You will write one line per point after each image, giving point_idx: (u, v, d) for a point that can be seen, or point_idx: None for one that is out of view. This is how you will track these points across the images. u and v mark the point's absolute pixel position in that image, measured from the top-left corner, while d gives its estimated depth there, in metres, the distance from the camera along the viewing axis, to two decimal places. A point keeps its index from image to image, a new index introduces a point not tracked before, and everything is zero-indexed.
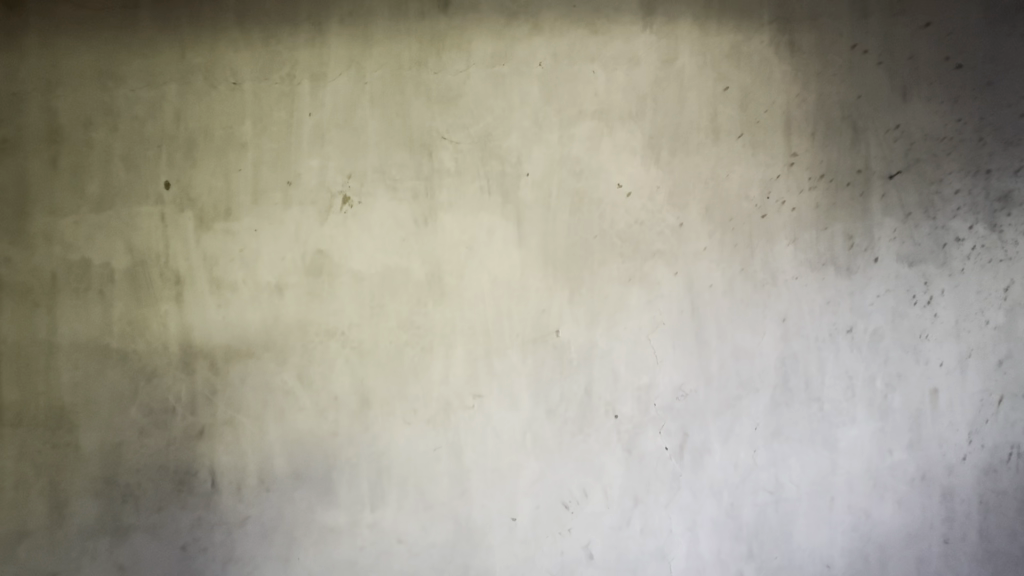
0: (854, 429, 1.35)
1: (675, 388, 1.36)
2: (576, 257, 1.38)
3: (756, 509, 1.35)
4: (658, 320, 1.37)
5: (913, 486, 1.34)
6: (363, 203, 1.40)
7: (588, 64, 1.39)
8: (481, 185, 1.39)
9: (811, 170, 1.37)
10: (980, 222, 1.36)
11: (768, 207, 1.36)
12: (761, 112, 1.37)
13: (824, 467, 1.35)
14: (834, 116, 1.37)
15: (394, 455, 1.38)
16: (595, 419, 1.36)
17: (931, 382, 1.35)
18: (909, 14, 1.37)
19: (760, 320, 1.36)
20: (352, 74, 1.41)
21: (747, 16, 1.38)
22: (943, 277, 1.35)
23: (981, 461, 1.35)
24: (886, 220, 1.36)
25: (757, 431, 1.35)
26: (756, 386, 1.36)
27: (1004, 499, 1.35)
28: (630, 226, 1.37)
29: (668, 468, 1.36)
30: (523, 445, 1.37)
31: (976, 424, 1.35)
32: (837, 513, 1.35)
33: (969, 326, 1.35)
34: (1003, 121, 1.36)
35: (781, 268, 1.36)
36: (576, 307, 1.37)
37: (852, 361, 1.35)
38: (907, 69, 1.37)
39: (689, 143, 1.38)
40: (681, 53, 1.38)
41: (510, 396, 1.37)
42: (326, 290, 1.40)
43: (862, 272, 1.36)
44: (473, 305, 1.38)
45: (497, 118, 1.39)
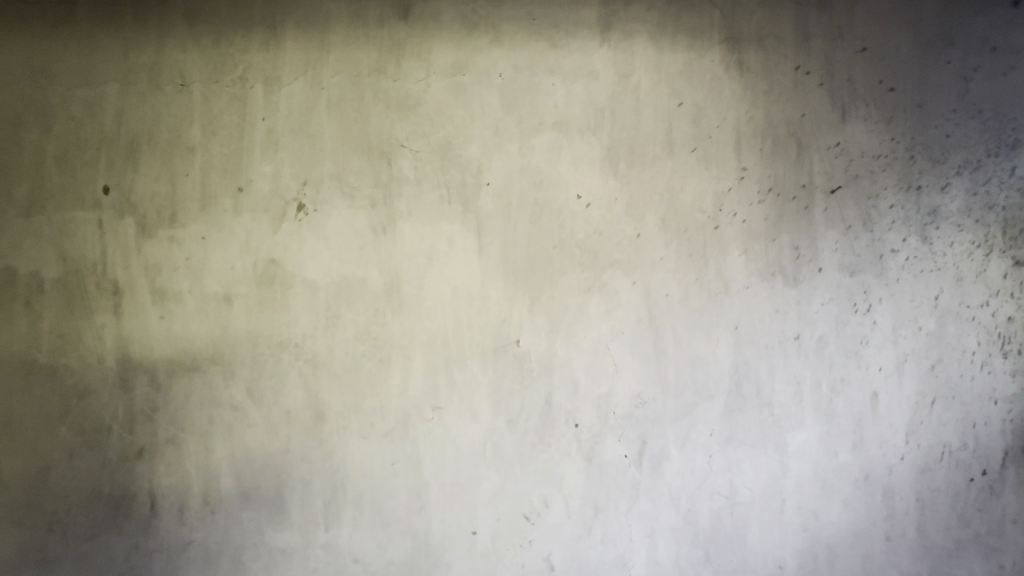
0: (802, 433, 1.40)
1: (633, 396, 1.38)
2: (535, 267, 1.38)
3: (712, 514, 1.38)
4: (616, 329, 1.38)
5: (857, 488, 1.41)
6: (318, 211, 1.36)
7: (547, 77, 1.40)
8: (441, 194, 1.38)
9: (760, 184, 1.42)
10: (912, 234, 1.44)
11: (721, 218, 1.41)
12: (713, 127, 1.42)
13: (775, 470, 1.39)
14: (780, 133, 1.43)
15: (348, 471, 1.33)
16: (555, 429, 1.36)
17: (871, 387, 1.42)
18: (847, 39, 1.46)
19: (714, 328, 1.40)
20: (307, 80, 1.38)
21: (699, 34, 1.43)
22: (880, 286, 1.43)
23: (918, 461, 1.42)
24: (828, 232, 1.43)
25: (712, 437, 1.38)
26: (711, 392, 1.39)
27: (938, 496, 1.42)
28: (589, 236, 1.39)
29: (627, 476, 1.37)
30: (483, 457, 1.35)
31: (913, 427, 1.42)
32: (789, 516, 1.39)
33: (904, 333, 1.43)
34: (931, 140, 1.46)
35: (732, 277, 1.41)
36: (537, 316, 1.38)
37: (802, 368, 1.41)
38: (846, 90, 1.45)
39: (645, 156, 1.41)
40: (637, 68, 1.42)
41: (470, 407, 1.36)
42: (278, 302, 1.35)
43: (808, 281, 1.42)
44: (432, 315, 1.37)
45: (457, 128, 1.39)
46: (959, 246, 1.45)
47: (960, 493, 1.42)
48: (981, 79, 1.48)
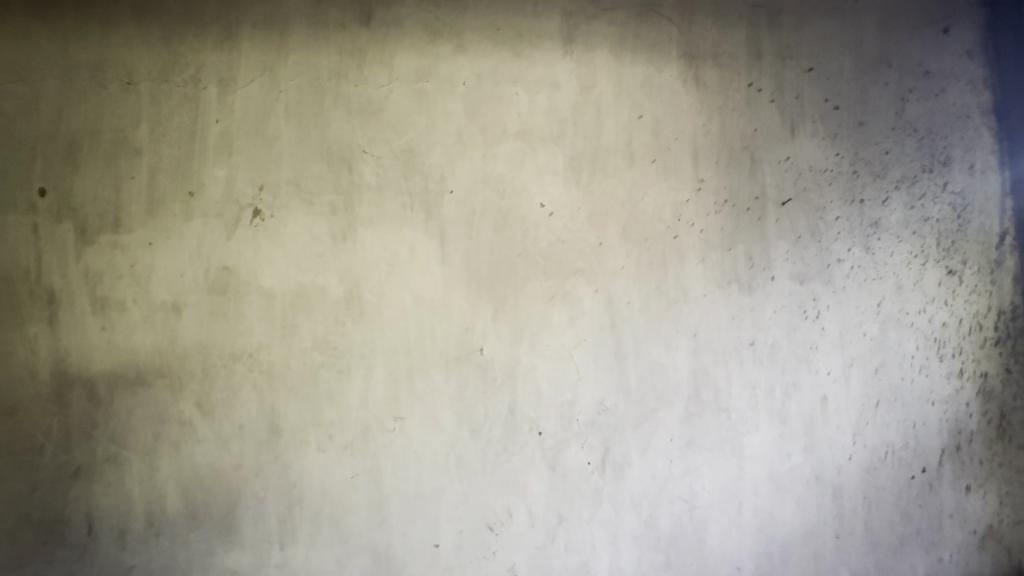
0: (758, 436, 1.45)
1: (596, 403, 1.39)
2: (499, 274, 1.38)
3: (672, 518, 1.40)
4: (579, 337, 1.40)
5: (809, 488, 1.46)
6: (275, 217, 1.32)
7: (510, 86, 1.41)
8: (403, 201, 1.36)
9: (716, 196, 1.47)
10: (856, 245, 1.52)
11: (680, 228, 1.45)
12: (671, 139, 1.46)
13: (732, 473, 1.43)
14: (735, 146, 1.49)
15: (305, 486, 1.29)
16: (519, 437, 1.36)
17: (821, 391, 1.48)
18: (796, 59, 1.53)
19: (673, 335, 1.43)
20: (265, 82, 1.34)
21: (658, 50, 1.48)
22: (828, 294, 1.50)
23: (864, 460, 1.49)
24: (780, 242, 1.49)
25: (673, 442, 1.41)
26: (671, 397, 1.42)
27: (882, 494, 1.49)
28: (552, 245, 1.40)
29: (590, 483, 1.37)
30: (446, 468, 1.33)
31: (859, 428, 1.49)
32: (745, 517, 1.43)
33: (850, 338, 1.50)
34: (872, 157, 1.55)
35: (691, 285, 1.45)
36: (500, 324, 1.37)
37: (757, 374, 1.46)
38: (795, 107, 1.52)
39: (607, 166, 1.44)
40: (598, 80, 1.45)
41: (433, 418, 1.33)
42: (231, 311, 1.29)
43: (762, 289, 1.47)
44: (394, 324, 1.34)
45: (420, 135, 1.38)
46: (898, 256, 1.54)
47: (902, 491, 1.50)
48: (915, 101, 1.58)
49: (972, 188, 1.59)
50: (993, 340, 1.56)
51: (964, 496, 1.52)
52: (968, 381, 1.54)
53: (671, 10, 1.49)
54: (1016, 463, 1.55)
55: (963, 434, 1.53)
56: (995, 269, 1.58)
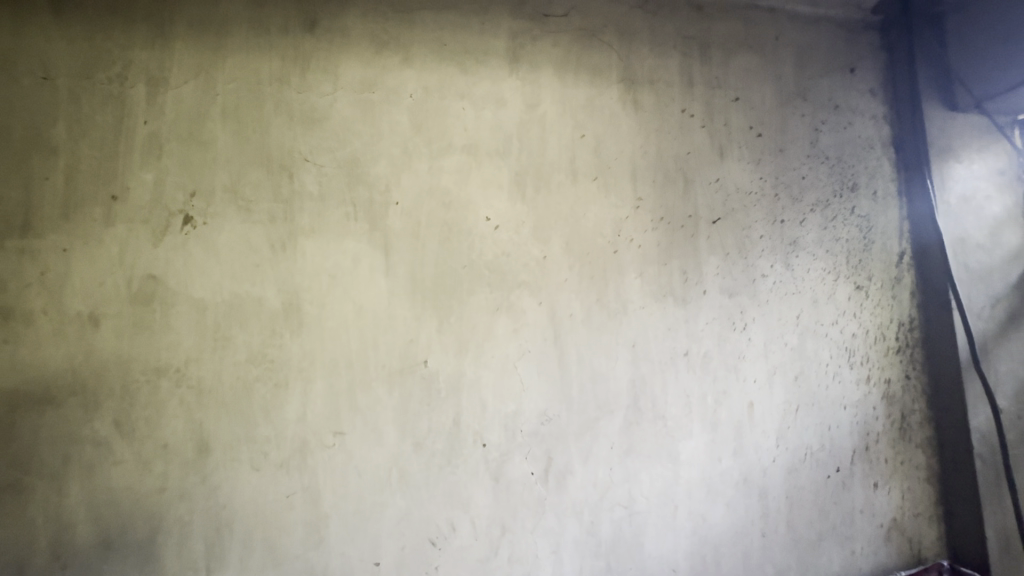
0: (691, 441, 1.52)
1: (539, 414, 1.41)
2: (444, 286, 1.38)
3: (613, 524, 1.44)
4: (524, 348, 1.42)
5: (738, 490, 1.55)
6: (208, 224, 1.26)
7: (457, 101, 1.44)
8: (346, 211, 1.34)
9: (654, 213, 1.55)
10: (778, 261, 1.65)
11: (619, 243, 1.51)
12: (612, 158, 1.53)
13: (668, 479, 1.49)
14: (670, 167, 1.58)
15: (236, 507, 1.22)
16: (463, 449, 1.36)
17: (748, 397, 1.58)
18: (724, 88, 1.65)
19: (613, 345, 1.48)
20: (200, 83, 1.29)
21: (599, 73, 1.55)
22: (753, 306, 1.61)
23: (786, 462, 1.60)
24: (711, 257, 1.59)
25: (613, 450, 1.46)
26: (611, 407, 1.47)
27: (803, 493, 1.60)
28: (497, 257, 1.42)
29: (533, 493, 1.39)
30: (387, 483, 1.31)
31: (782, 432, 1.60)
32: (681, 520, 1.49)
33: (774, 348, 1.62)
34: (791, 181, 1.69)
35: (630, 298, 1.51)
36: (445, 336, 1.37)
37: (691, 382, 1.53)
38: (723, 133, 1.64)
39: (551, 182, 1.48)
40: (543, 99, 1.50)
41: (374, 431, 1.31)
42: (157, 323, 1.22)
43: (694, 301, 1.56)
44: (335, 336, 1.31)
45: (365, 144, 1.37)
46: (814, 272, 1.68)
47: (820, 490, 1.62)
48: (827, 131, 1.74)
49: (876, 211, 1.77)
50: (894, 349, 1.73)
51: (872, 492, 1.66)
52: (875, 386, 1.70)
53: (611, 37, 1.57)
54: (915, 461, 1.72)
55: (870, 435, 1.68)
56: (895, 285, 1.76)
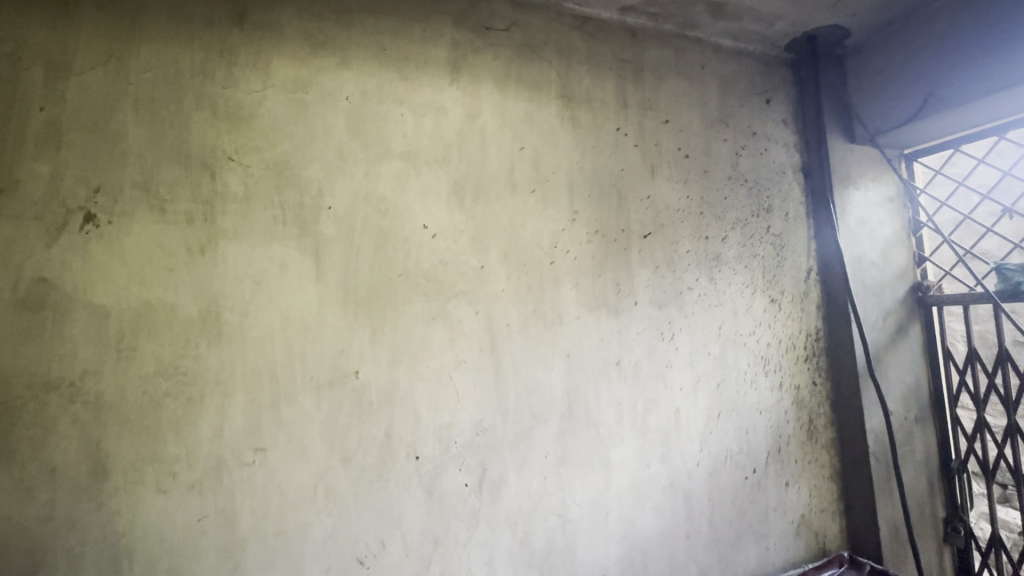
0: (622, 448, 1.57)
1: (474, 424, 1.40)
2: (378, 295, 1.35)
3: (546, 533, 1.45)
4: (460, 358, 1.41)
5: (665, 493, 1.61)
6: (115, 224, 1.15)
7: (396, 107, 1.41)
8: (274, 215, 1.28)
9: (589, 226, 1.60)
10: (702, 275, 1.75)
11: (556, 254, 1.55)
12: (550, 171, 1.57)
13: (600, 486, 1.52)
14: (605, 183, 1.64)
15: (137, 535, 1.11)
16: (395, 463, 1.32)
17: (675, 404, 1.66)
18: (655, 111, 1.74)
19: (549, 356, 1.50)
20: (109, 71, 1.18)
21: (538, 88, 1.58)
22: (680, 318, 1.70)
23: (709, 465, 1.68)
24: (642, 270, 1.66)
25: (547, 459, 1.47)
26: (546, 416, 1.48)
27: (723, 494, 1.69)
28: (434, 266, 1.41)
29: (467, 506, 1.37)
30: (313, 501, 1.24)
31: (705, 437, 1.69)
32: (611, 526, 1.53)
33: (699, 357, 1.71)
34: (714, 201, 1.80)
35: (565, 308, 1.54)
36: (378, 346, 1.33)
37: (622, 391, 1.58)
38: (654, 153, 1.72)
39: (490, 193, 1.49)
40: (483, 111, 1.51)
41: (300, 447, 1.24)
42: (48, 332, 1.09)
43: (626, 312, 1.62)
44: (257, 346, 1.23)
45: (297, 146, 1.31)
46: (735, 286, 1.80)
47: (739, 490, 1.72)
48: (746, 156, 1.88)
49: (788, 231, 1.93)
50: (803, 357, 1.88)
51: (784, 491, 1.79)
52: (786, 393, 1.84)
53: (551, 55, 1.61)
54: (821, 460, 1.87)
55: (783, 438, 1.81)
56: (804, 298, 1.92)
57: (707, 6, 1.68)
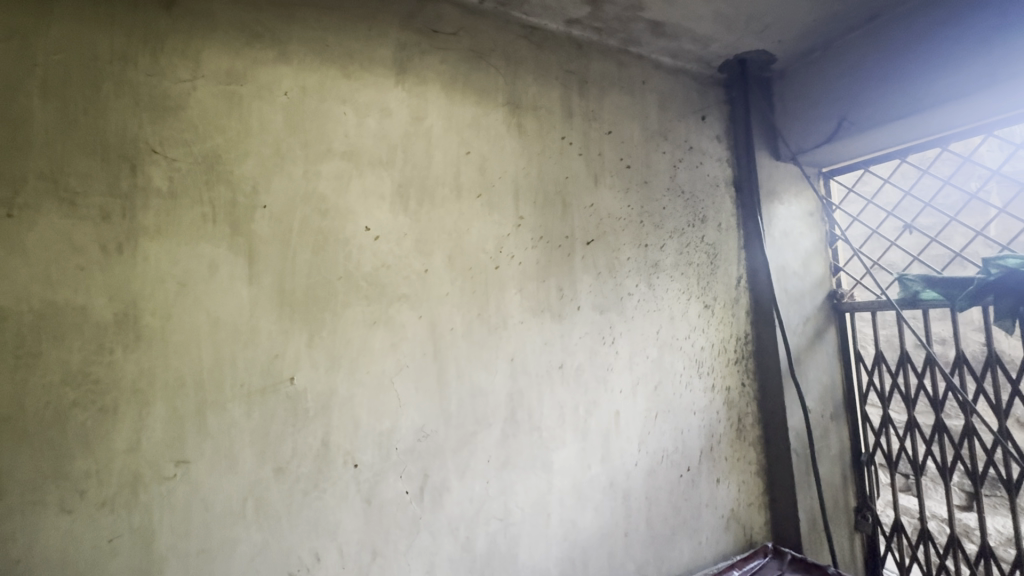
0: (564, 450, 1.60)
1: (416, 430, 1.38)
2: (316, 298, 1.30)
3: (488, 538, 1.45)
4: (402, 364, 1.38)
5: (604, 494, 1.65)
6: (15, 217, 1.05)
7: (338, 105, 1.38)
8: (203, 212, 1.20)
9: (534, 232, 1.62)
10: (642, 281, 1.81)
11: (501, 259, 1.56)
12: (496, 177, 1.58)
13: (542, 488, 1.54)
14: (549, 190, 1.67)
15: (36, 560, 1.01)
16: (331, 472, 1.27)
17: (616, 406, 1.71)
18: (598, 122, 1.80)
19: (493, 360, 1.51)
20: (12, 49, 1.08)
21: (486, 94, 1.59)
22: (621, 322, 1.76)
23: (647, 464, 1.75)
24: (585, 276, 1.70)
25: (489, 463, 1.47)
26: (489, 420, 1.49)
27: (660, 493, 1.76)
28: (376, 269, 1.38)
29: (408, 513, 1.35)
30: (242, 515, 1.18)
31: (643, 437, 1.75)
32: (553, 527, 1.55)
33: (638, 360, 1.77)
34: (654, 210, 1.88)
35: (510, 313, 1.55)
36: (315, 351, 1.29)
37: (565, 395, 1.61)
38: (597, 162, 1.77)
39: (435, 197, 1.48)
40: (430, 114, 1.50)
41: (227, 458, 1.17)
42: None
43: (569, 317, 1.65)
44: (181, 351, 1.16)
45: (230, 141, 1.25)
46: (672, 292, 1.88)
47: (674, 488, 1.79)
48: (683, 169, 1.97)
49: (720, 241, 2.04)
50: (733, 360, 2.00)
51: (715, 488, 1.88)
52: (717, 393, 1.94)
53: (498, 61, 1.63)
54: (748, 457, 1.99)
55: (714, 437, 1.91)
56: (734, 304, 2.04)
57: (648, 24, 1.76)
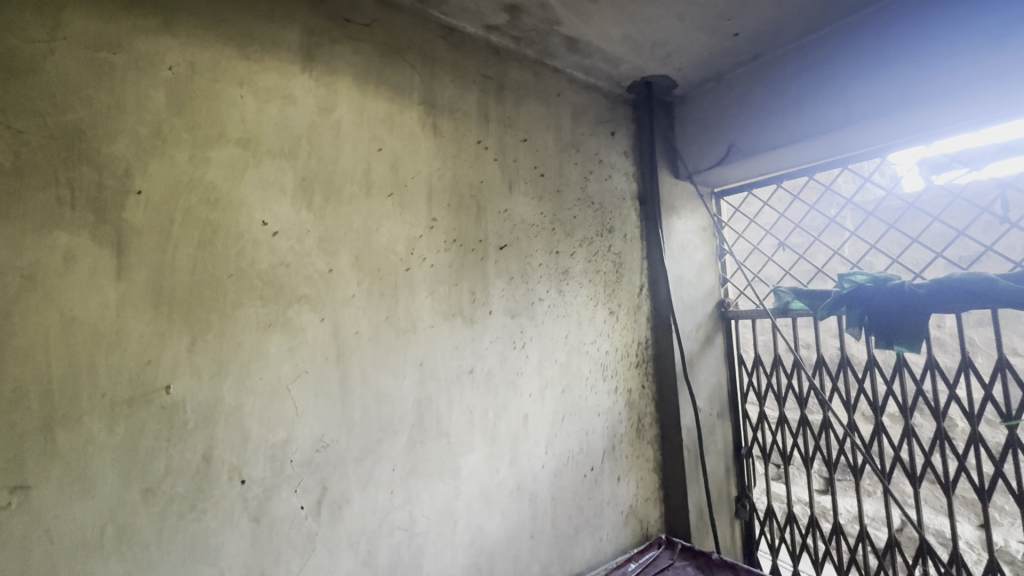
0: (473, 456, 1.59)
1: (315, 440, 1.29)
2: (200, 297, 1.17)
3: (391, 550, 1.39)
4: (299, 369, 1.29)
5: (512, 497, 1.67)
6: None
7: (235, 87, 1.26)
8: (59, 195, 1.04)
9: (447, 235, 1.60)
10: (552, 287, 1.86)
11: (412, 261, 1.52)
12: (409, 177, 1.54)
13: (449, 495, 1.52)
14: (464, 193, 1.66)
15: None
16: (214, 490, 1.15)
17: (524, 410, 1.73)
18: (514, 129, 1.82)
19: (400, 364, 1.46)
20: None
21: (401, 91, 1.55)
22: (532, 326, 1.79)
23: (553, 465, 1.79)
24: (497, 280, 1.71)
25: (395, 471, 1.42)
26: (395, 427, 1.43)
27: (565, 493, 1.81)
28: (273, 268, 1.28)
29: (303, 530, 1.26)
30: (98, 546, 1.02)
31: (550, 439, 1.79)
32: (460, 534, 1.53)
33: (547, 364, 1.82)
34: (565, 219, 1.94)
35: (419, 316, 1.51)
36: (198, 356, 1.16)
37: (474, 399, 1.61)
38: (512, 168, 1.80)
39: (342, 193, 1.40)
40: (339, 106, 1.42)
41: (82, 480, 1.02)
42: None
43: (481, 321, 1.65)
44: (23, 357, 0.98)
45: (97, 116, 1.09)
46: (580, 298, 1.95)
47: (578, 488, 1.85)
48: (593, 180, 2.06)
49: (626, 250, 2.16)
50: (634, 363, 2.12)
51: (616, 486, 1.98)
52: (620, 395, 2.04)
53: (415, 59, 1.60)
54: (646, 454, 2.11)
55: (616, 437, 2.01)
56: (636, 311, 2.16)
57: (564, 39, 1.82)
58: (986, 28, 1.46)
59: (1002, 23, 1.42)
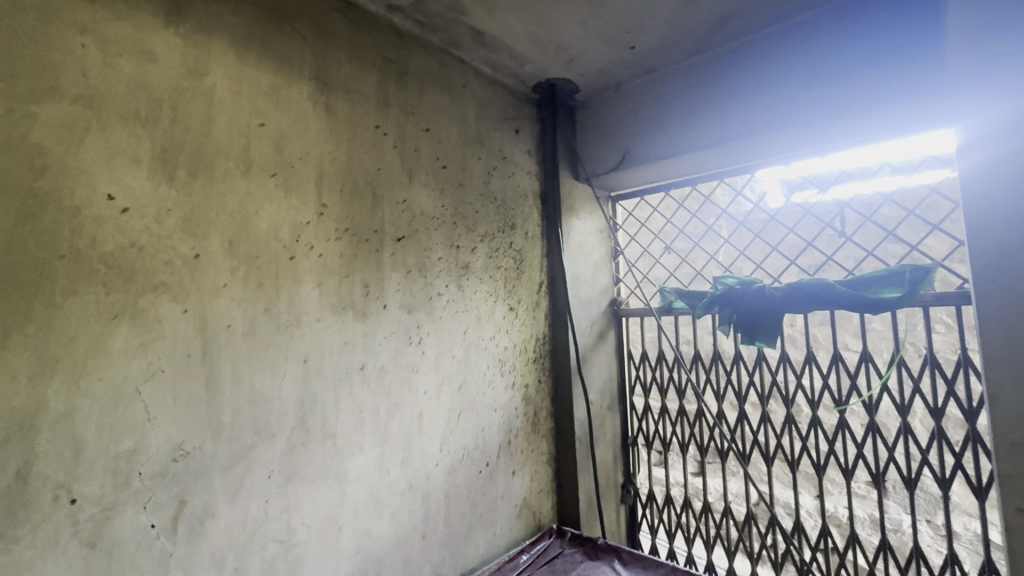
0: (361, 457, 1.50)
1: (171, 449, 1.13)
2: (17, 283, 0.97)
3: (264, 565, 1.27)
4: (153, 369, 1.12)
5: (403, 498, 1.61)
6: None
7: (74, 34, 1.06)
8: None
9: (338, 223, 1.50)
10: (451, 282, 1.83)
11: (297, 249, 1.39)
12: (296, 157, 1.41)
13: (334, 500, 1.42)
14: (358, 179, 1.56)
15: None
16: (31, 514, 0.96)
17: (419, 407, 1.68)
18: (416, 116, 1.75)
19: (280, 362, 1.33)
20: None
21: (289, 63, 1.42)
22: (429, 322, 1.74)
23: (448, 463, 1.76)
24: (394, 273, 1.64)
25: (271, 479, 1.30)
26: (273, 430, 1.31)
27: (459, 489, 1.79)
28: (121, 250, 1.09)
29: (153, 552, 1.10)
30: None
31: (446, 437, 1.76)
32: (345, 540, 1.44)
33: (444, 360, 1.78)
34: (466, 213, 1.91)
35: (304, 309, 1.40)
36: (13, 353, 0.96)
37: (365, 398, 1.52)
38: (413, 158, 1.73)
39: (214, 170, 1.25)
40: (213, 71, 1.26)
41: None
42: None
43: (374, 316, 1.57)
44: None
45: None
46: (479, 294, 1.94)
47: (472, 484, 1.84)
48: (496, 176, 2.06)
49: (526, 248, 2.19)
50: (531, 358, 2.16)
51: (510, 480, 2.00)
52: (516, 390, 2.07)
53: (307, 30, 1.47)
54: (540, 447, 2.16)
55: (512, 431, 2.03)
56: (535, 307, 2.21)
57: (469, 30, 1.78)
58: (841, 59, 1.66)
59: (854, 56, 1.64)
